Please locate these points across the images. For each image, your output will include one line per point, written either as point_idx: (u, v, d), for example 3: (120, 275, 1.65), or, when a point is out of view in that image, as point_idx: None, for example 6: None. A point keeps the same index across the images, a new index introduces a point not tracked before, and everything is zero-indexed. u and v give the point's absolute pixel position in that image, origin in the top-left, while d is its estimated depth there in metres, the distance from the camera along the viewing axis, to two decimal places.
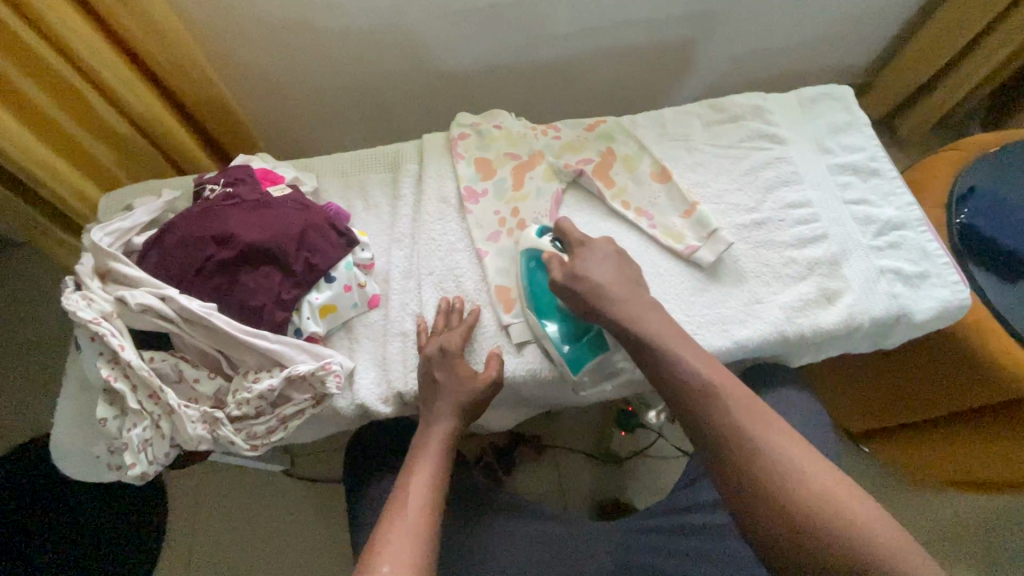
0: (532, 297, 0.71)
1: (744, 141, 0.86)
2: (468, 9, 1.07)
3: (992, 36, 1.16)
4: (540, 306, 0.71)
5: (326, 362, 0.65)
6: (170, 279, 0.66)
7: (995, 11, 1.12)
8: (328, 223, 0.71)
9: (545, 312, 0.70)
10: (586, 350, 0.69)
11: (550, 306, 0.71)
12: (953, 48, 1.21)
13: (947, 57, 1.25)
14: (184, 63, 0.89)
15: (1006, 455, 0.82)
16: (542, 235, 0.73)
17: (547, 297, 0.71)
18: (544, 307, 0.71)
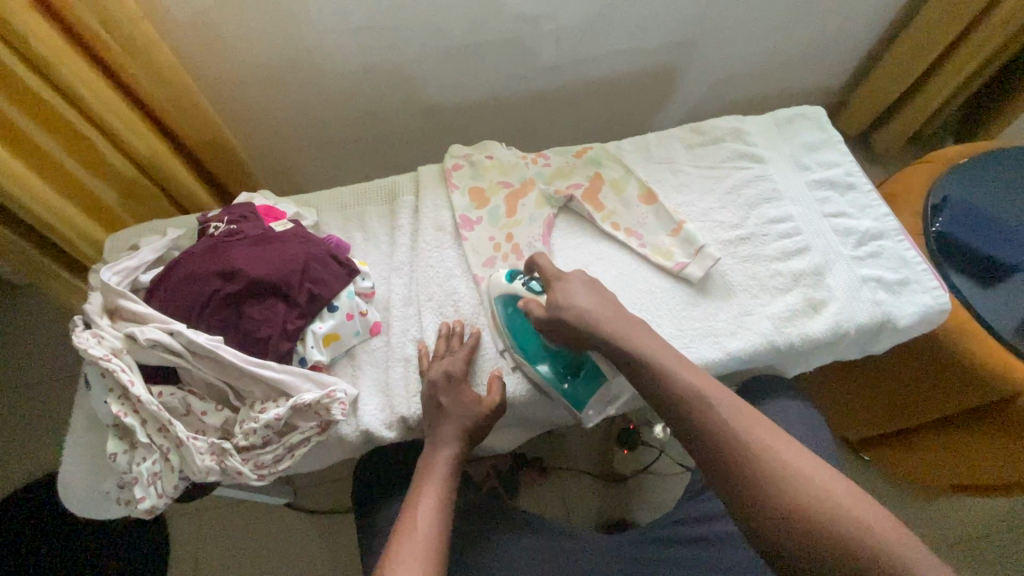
0: (522, 348, 0.72)
1: (725, 162, 0.90)
2: (459, 46, 1.13)
3: (957, 52, 1.22)
4: (532, 354, 0.72)
5: (331, 391, 0.67)
6: (177, 314, 0.68)
7: (958, 29, 1.18)
8: (329, 255, 0.74)
9: (538, 356, 0.72)
10: (585, 385, 0.71)
11: (542, 351, 0.72)
12: (922, 63, 1.27)
13: (918, 73, 1.31)
14: (184, 103, 0.94)
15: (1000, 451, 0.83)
16: (516, 282, 0.74)
17: (530, 335, 0.73)
18: (538, 353, 0.72)
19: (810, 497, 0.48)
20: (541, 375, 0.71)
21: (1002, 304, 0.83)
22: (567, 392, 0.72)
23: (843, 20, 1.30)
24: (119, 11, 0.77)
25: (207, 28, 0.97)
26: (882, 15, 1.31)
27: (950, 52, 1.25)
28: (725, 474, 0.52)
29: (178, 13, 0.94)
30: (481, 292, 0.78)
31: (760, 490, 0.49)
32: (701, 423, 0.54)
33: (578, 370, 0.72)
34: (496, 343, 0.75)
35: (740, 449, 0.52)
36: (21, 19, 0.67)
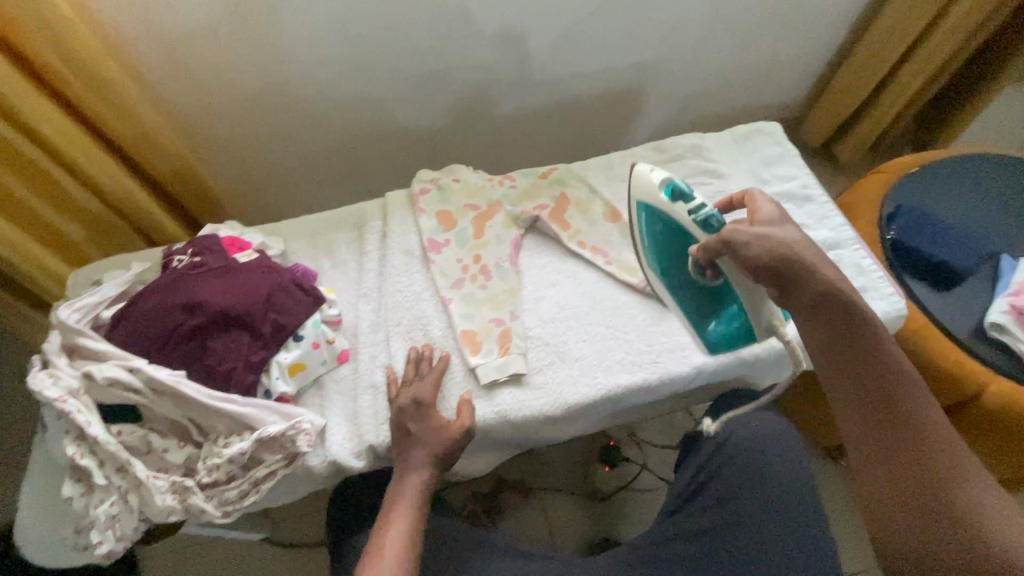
0: (659, 258, 0.71)
1: (686, 179, 0.92)
2: (428, 72, 1.15)
3: (908, 64, 1.28)
4: (669, 269, 0.71)
5: (296, 422, 0.66)
6: (137, 350, 0.67)
7: (908, 40, 1.24)
8: (295, 284, 0.74)
9: (683, 286, 0.70)
10: (734, 329, 0.68)
11: (689, 283, 0.70)
12: (877, 75, 1.32)
13: (874, 84, 1.36)
14: (150, 135, 0.94)
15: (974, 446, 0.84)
16: (677, 203, 0.68)
17: (679, 263, 0.70)
18: (678, 270, 0.70)
19: (954, 463, 0.44)
20: (676, 292, 0.71)
21: (958, 307, 0.85)
22: (712, 331, 0.70)
23: (799, 37, 1.36)
24: (82, 50, 0.78)
25: (175, 59, 0.98)
26: (836, 30, 1.37)
27: (902, 64, 1.30)
28: (874, 432, 0.47)
29: (146, 47, 0.96)
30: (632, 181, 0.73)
31: (902, 437, 0.45)
32: (861, 355, 0.48)
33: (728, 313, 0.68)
34: (636, 234, 0.73)
35: (900, 393, 0.47)
36: None
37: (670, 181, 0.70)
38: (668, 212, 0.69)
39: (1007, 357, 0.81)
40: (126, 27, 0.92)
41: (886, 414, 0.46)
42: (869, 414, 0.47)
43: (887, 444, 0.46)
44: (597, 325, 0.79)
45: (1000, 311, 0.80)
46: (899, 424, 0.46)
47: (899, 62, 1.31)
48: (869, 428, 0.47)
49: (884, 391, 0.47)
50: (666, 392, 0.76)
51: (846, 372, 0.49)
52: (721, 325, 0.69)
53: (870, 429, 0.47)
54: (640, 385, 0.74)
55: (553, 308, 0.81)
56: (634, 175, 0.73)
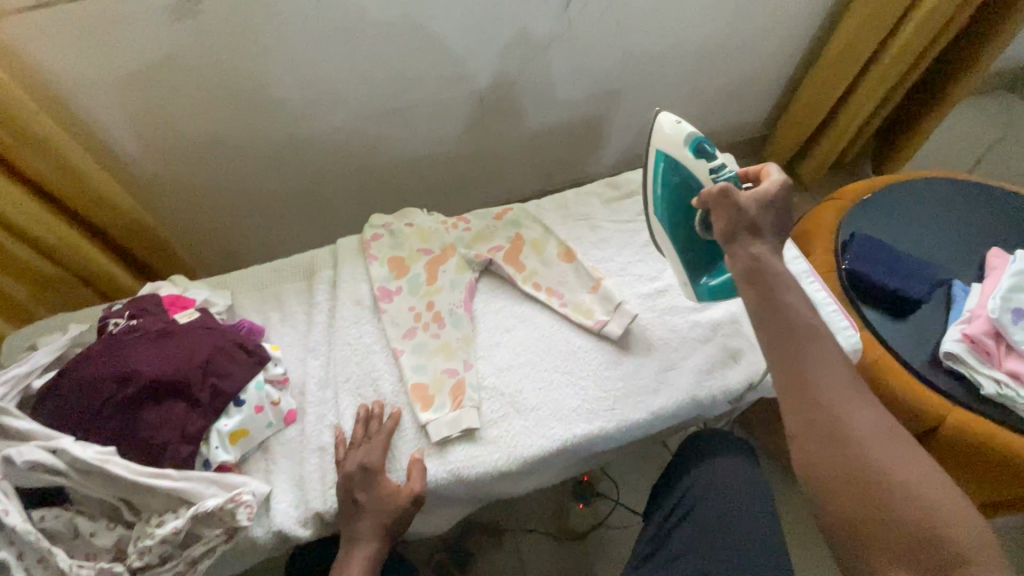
0: (658, 186, 0.75)
1: (641, 215, 0.92)
2: (385, 109, 1.15)
3: (863, 83, 1.30)
4: (662, 198, 0.75)
5: (236, 494, 0.63)
6: (65, 426, 0.63)
7: (861, 61, 1.27)
8: (237, 345, 0.71)
9: (683, 234, 0.74)
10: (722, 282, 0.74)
11: (691, 234, 0.74)
12: (834, 94, 1.35)
13: (830, 105, 1.39)
14: (92, 187, 0.91)
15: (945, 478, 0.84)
16: (702, 161, 0.73)
17: (685, 214, 0.74)
18: (671, 203, 0.75)
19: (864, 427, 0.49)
20: (660, 219, 0.76)
21: (914, 337, 0.85)
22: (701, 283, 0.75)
23: (754, 62, 1.38)
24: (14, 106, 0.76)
25: (120, 107, 0.96)
26: (789, 54, 1.40)
27: (857, 82, 1.33)
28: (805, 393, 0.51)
29: (87, 98, 0.93)
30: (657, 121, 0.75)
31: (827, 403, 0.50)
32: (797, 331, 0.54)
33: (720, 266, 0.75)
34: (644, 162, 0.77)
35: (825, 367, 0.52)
36: None
37: (694, 135, 0.74)
38: (682, 155, 0.73)
39: (963, 386, 0.81)
40: (66, 79, 0.90)
41: (801, 351, 0.53)
42: (787, 351, 0.53)
43: (802, 374, 0.52)
44: (552, 372, 0.77)
45: (954, 339, 0.80)
46: (812, 358, 0.52)
47: (855, 80, 1.34)
48: (788, 363, 0.53)
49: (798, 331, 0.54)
50: (624, 438, 0.75)
51: (766, 317, 0.55)
52: (711, 278, 0.75)
53: (800, 394, 0.52)
54: (597, 434, 0.72)
55: (508, 355, 0.79)
56: (660, 118, 0.76)
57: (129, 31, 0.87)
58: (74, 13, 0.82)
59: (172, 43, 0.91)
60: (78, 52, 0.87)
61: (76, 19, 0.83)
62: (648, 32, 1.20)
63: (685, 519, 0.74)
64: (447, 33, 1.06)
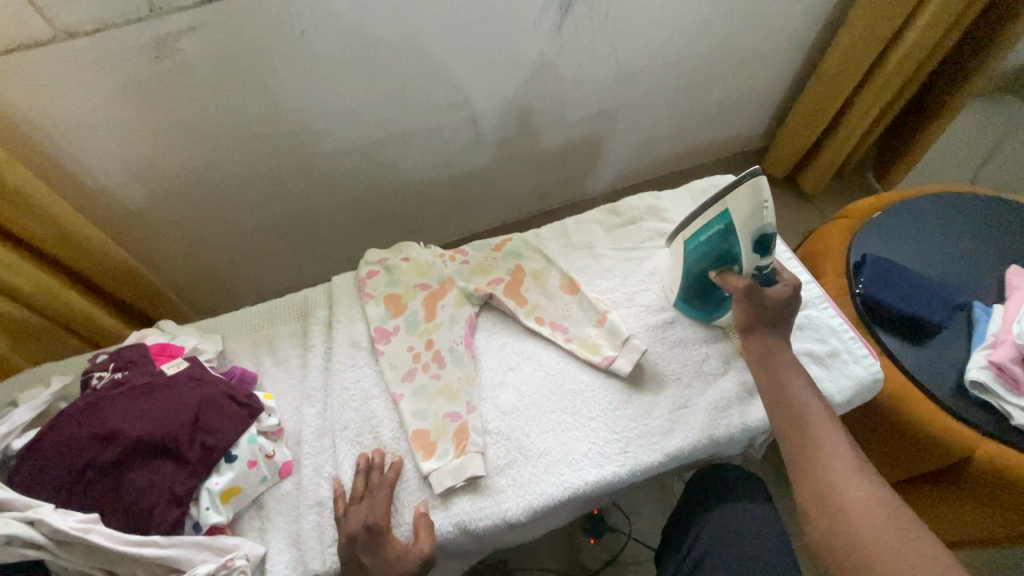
0: (703, 235, 0.72)
1: (644, 242, 0.89)
2: (378, 138, 1.13)
3: (863, 94, 1.29)
4: (699, 247, 0.73)
5: (229, 560, 0.60)
6: (45, 493, 0.59)
7: (860, 73, 1.25)
8: (227, 397, 0.68)
9: (694, 265, 0.75)
10: (699, 310, 0.79)
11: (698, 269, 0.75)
12: (835, 106, 1.33)
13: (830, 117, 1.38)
14: (72, 233, 0.90)
15: (981, 509, 0.81)
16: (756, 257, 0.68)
17: (705, 253, 0.73)
18: (703, 256, 0.73)
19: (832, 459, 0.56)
20: (687, 259, 0.76)
21: (935, 362, 0.82)
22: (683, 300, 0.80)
23: (751, 79, 1.37)
24: None
25: (103, 148, 0.94)
26: (784, 70, 1.38)
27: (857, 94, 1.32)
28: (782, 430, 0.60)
29: (68, 142, 0.91)
30: (744, 180, 0.65)
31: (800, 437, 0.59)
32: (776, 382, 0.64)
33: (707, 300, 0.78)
34: (709, 203, 0.70)
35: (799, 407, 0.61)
36: None
37: (767, 220, 0.66)
38: (738, 234, 0.67)
39: (989, 415, 0.78)
40: (48, 123, 0.87)
41: (804, 421, 0.59)
42: (789, 421, 0.60)
43: (803, 440, 0.58)
44: (559, 412, 0.74)
45: (980, 366, 0.77)
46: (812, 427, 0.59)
47: (855, 91, 1.33)
48: (789, 432, 0.60)
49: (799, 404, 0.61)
50: (637, 481, 0.71)
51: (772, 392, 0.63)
52: (694, 303, 0.79)
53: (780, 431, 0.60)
54: (609, 479, 0.69)
55: (513, 396, 0.75)
56: (752, 181, 0.65)
57: (109, 72, 0.85)
58: (49, 57, 0.80)
59: (155, 82, 0.89)
60: (56, 96, 0.85)
61: (51, 62, 0.81)
62: (641, 53, 1.19)
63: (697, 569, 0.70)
64: (437, 60, 1.04)
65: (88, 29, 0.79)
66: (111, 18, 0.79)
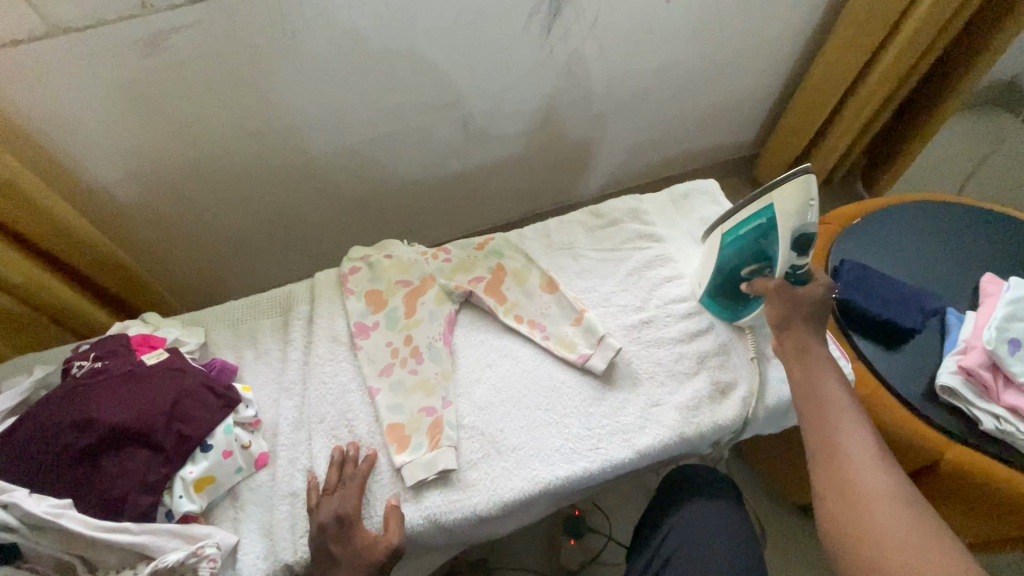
0: (743, 230, 0.72)
1: (625, 244, 0.90)
2: (368, 138, 1.15)
3: (852, 101, 1.31)
4: (736, 240, 0.73)
5: (200, 547, 0.61)
6: (18, 479, 0.60)
7: (847, 81, 1.27)
8: (205, 388, 0.69)
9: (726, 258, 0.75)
10: (724, 307, 0.80)
11: (730, 263, 0.75)
12: (823, 113, 1.35)
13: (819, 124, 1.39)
14: (61, 226, 0.92)
15: (947, 514, 0.82)
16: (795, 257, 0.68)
17: (740, 248, 0.73)
18: (740, 251, 0.73)
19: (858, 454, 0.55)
20: (721, 253, 0.76)
21: (908, 367, 0.83)
22: (709, 293, 0.80)
23: (739, 85, 1.38)
24: None
25: (92, 145, 0.95)
26: (772, 78, 1.40)
27: (846, 101, 1.34)
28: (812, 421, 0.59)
29: (57, 136, 0.92)
30: (792, 176, 0.65)
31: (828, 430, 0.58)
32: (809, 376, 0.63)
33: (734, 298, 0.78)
34: (750, 198, 0.70)
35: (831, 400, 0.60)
36: None
37: (811, 218, 0.66)
38: (779, 231, 0.67)
39: (959, 420, 0.79)
40: (37, 118, 0.89)
41: (829, 423, 0.58)
42: (816, 422, 0.59)
43: (825, 436, 0.57)
44: (534, 409, 0.75)
45: (950, 371, 0.78)
46: (840, 433, 0.57)
47: (844, 98, 1.34)
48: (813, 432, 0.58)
49: (829, 411, 0.59)
50: (609, 477, 0.72)
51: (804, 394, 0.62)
52: (720, 299, 0.79)
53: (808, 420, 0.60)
54: (580, 475, 0.70)
55: (488, 392, 0.76)
56: (801, 177, 0.65)
57: (100, 69, 0.86)
58: (41, 53, 0.82)
59: (146, 78, 0.90)
60: (47, 91, 0.86)
61: (42, 57, 0.82)
62: (628, 58, 1.21)
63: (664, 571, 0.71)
64: (425, 62, 1.06)
65: (80, 26, 0.81)
66: (103, 15, 0.81)
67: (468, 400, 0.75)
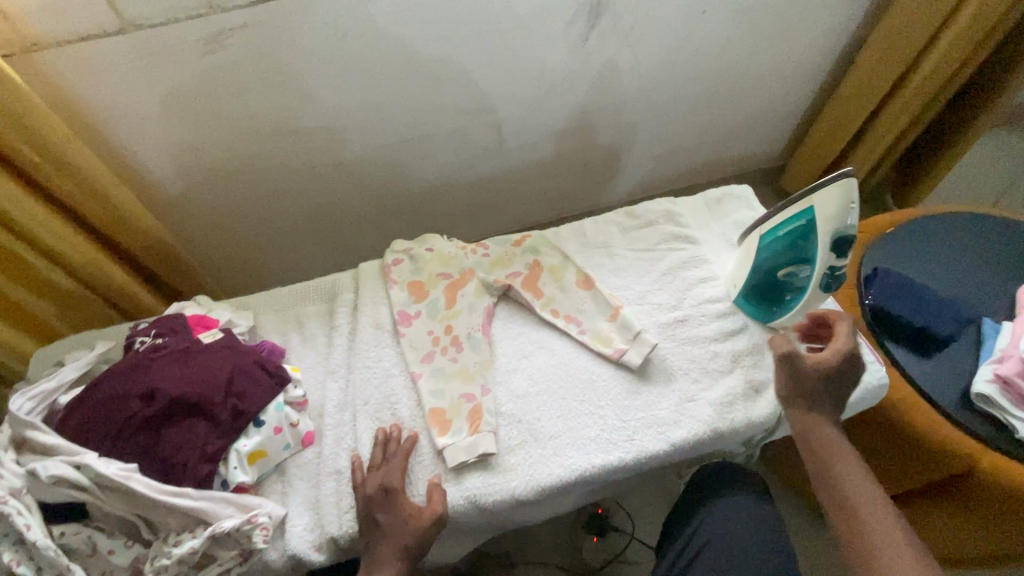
0: (781, 231, 0.73)
1: (659, 245, 0.92)
2: (407, 137, 1.18)
3: (884, 113, 1.31)
4: (774, 242, 0.74)
5: (253, 516, 0.64)
6: (90, 442, 0.65)
7: (880, 93, 1.27)
8: (259, 366, 0.72)
9: (762, 259, 0.77)
10: (758, 308, 0.81)
11: (766, 264, 0.76)
12: (854, 126, 1.35)
13: (850, 135, 1.39)
14: (120, 211, 0.97)
15: (981, 523, 0.82)
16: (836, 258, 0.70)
17: (777, 249, 0.74)
18: (778, 252, 0.74)
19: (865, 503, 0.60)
20: (758, 255, 0.77)
21: (942, 374, 0.84)
22: (743, 293, 0.82)
23: (771, 95, 1.40)
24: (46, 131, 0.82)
25: (151, 138, 1.01)
26: (804, 89, 1.41)
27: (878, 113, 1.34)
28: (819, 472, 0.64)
29: (119, 127, 0.97)
30: (833, 180, 0.66)
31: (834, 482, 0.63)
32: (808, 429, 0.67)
33: (767, 299, 0.79)
34: (788, 202, 0.71)
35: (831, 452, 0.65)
36: None
37: (851, 221, 0.67)
38: (818, 233, 0.69)
39: (996, 429, 0.79)
40: (102, 110, 0.94)
41: (852, 503, 0.61)
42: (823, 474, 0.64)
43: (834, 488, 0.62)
44: (571, 399, 0.77)
45: (986, 380, 0.79)
46: (864, 514, 0.59)
47: (876, 110, 1.35)
48: (838, 514, 0.61)
49: (857, 509, 0.60)
50: (643, 469, 0.74)
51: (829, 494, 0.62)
52: (754, 299, 0.81)
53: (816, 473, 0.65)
54: (615, 464, 0.72)
55: (526, 382, 0.78)
56: (841, 180, 0.66)
57: (163, 65, 0.91)
58: (112, 48, 0.87)
59: (203, 74, 0.95)
60: (114, 85, 0.91)
61: (112, 52, 0.87)
62: (663, 67, 1.23)
63: (692, 563, 0.72)
64: (466, 65, 1.09)
65: (149, 23, 0.86)
66: (171, 14, 0.86)
67: (506, 389, 0.78)
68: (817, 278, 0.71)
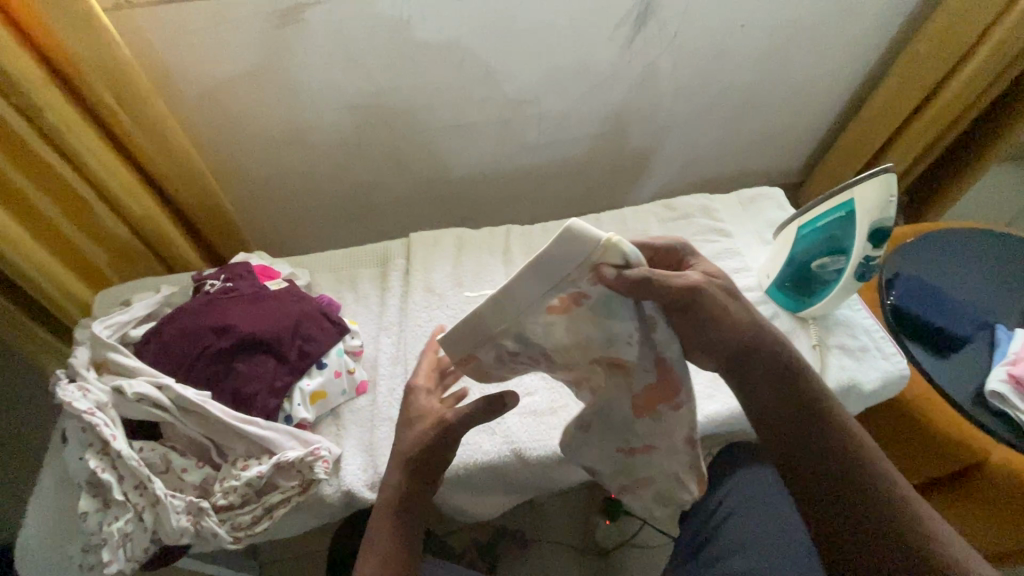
0: (820, 222, 0.78)
1: (696, 236, 0.97)
2: (450, 124, 1.23)
3: (901, 137, 1.36)
4: (815, 232, 0.79)
5: (315, 448, 0.67)
6: (166, 370, 0.69)
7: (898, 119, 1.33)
8: (321, 313, 0.76)
9: (801, 248, 0.82)
10: (793, 295, 0.85)
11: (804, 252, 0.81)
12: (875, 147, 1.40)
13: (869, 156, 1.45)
14: (184, 171, 1.00)
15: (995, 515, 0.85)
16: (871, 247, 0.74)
17: (817, 237, 0.79)
18: (815, 243, 0.80)
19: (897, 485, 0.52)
20: (795, 246, 0.82)
21: (956, 373, 0.88)
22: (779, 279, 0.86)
23: (796, 113, 1.47)
24: (130, 84, 0.86)
25: (215, 102, 1.06)
26: (829, 109, 1.48)
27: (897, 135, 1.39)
28: (844, 453, 0.53)
29: (187, 88, 1.02)
30: (875, 174, 0.72)
31: (862, 463, 0.52)
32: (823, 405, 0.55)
33: (801, 287, 0.84)
34: (829, 194, 0.77)
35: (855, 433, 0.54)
36: (35, 89, 0.75)
37: (888, 213, 0.72)
38: (858, 222, 0.74)
39: (1005, 425, 0.83)
40: (174, 71, 0.99)
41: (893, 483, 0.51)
42: (853, 453, 0.53)
43: (867, 467, 0.52)
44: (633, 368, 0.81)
45: (999, 379, 0.83)
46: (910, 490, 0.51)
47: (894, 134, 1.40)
48: (878, 495, 0.51)
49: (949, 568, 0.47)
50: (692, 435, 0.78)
51: (863, 517, 0.51)
52: (787, 286, 0.85)
53: (834, 458, 0.53)
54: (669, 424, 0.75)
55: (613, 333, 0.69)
56: (883, 175, 0.72)
57: (237, 32, 0.96)
58: (191, 12, 0.92)
59: (269, 44, 0.99)
60: (190, 48, 0.97)
61: (190, 16, 0.93)
62: (698, 75, 1.29)
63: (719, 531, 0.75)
64: (516, 58, 1.15)
65: None
66: None
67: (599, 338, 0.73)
68: (852, 266, 0.76)
